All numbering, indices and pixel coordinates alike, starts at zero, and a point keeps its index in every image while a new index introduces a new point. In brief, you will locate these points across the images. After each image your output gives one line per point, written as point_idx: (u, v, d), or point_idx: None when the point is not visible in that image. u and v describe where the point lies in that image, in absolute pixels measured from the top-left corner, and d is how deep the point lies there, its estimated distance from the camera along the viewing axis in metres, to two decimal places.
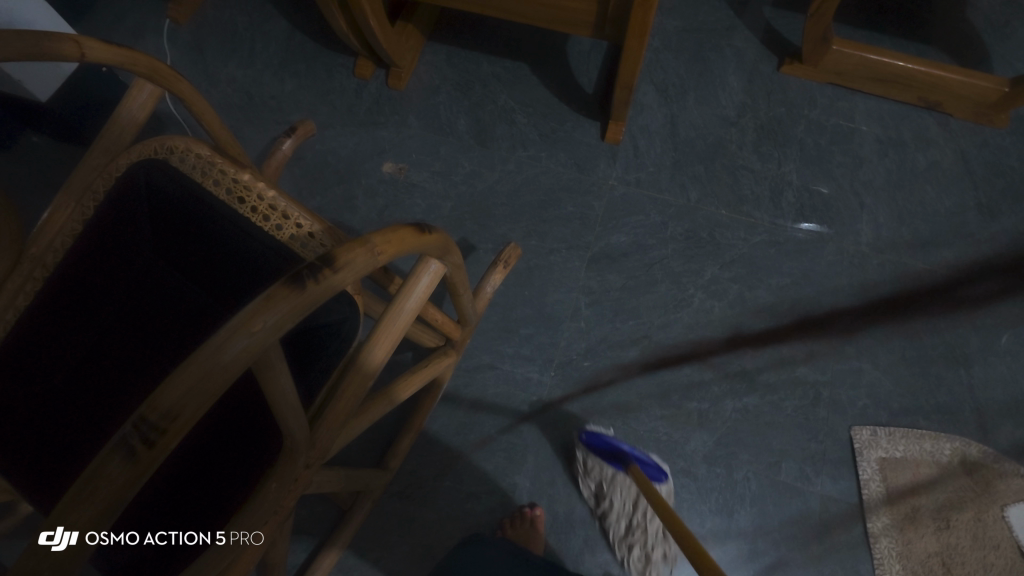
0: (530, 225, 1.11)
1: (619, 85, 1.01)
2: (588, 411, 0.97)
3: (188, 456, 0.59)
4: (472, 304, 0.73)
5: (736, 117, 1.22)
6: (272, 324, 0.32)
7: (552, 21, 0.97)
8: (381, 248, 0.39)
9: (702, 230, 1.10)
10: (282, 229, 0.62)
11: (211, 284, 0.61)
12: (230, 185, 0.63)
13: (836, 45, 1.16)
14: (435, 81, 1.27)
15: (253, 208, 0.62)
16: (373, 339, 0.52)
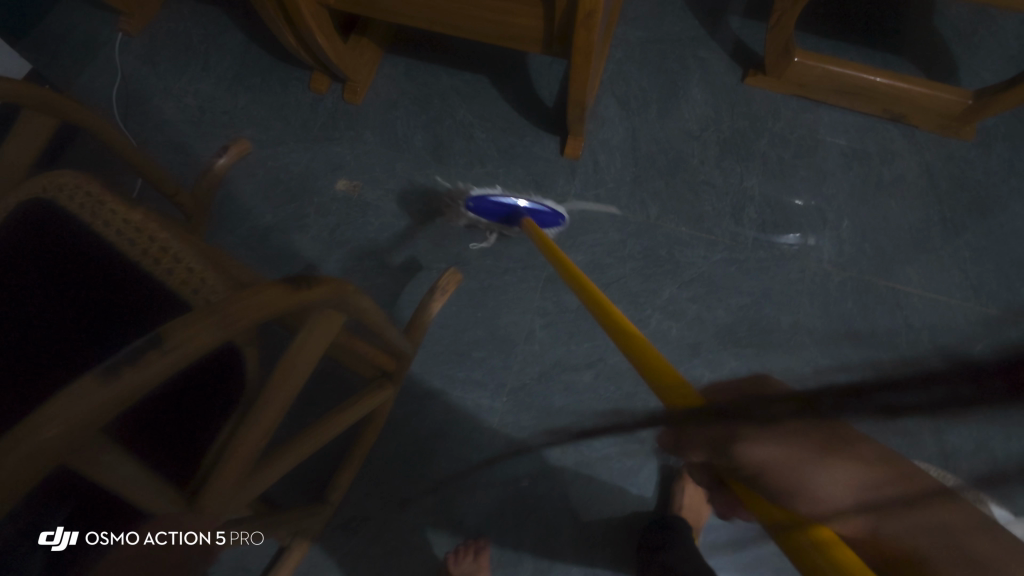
0: (485, 243, 1.08)
1: (571, 105, 0.98)
2: (541, 437, 0.95)
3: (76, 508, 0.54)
4: (399, 335, 0.70)
5: (699, 130, 1.19)
6: (69, 426, 0.30)
7: (500, 38, 0.94)
8: (226, 323, 0.35)
9: (661, 248, 1.07)
10: (177, 271, 0.59)
11: (99, 331, 0.57)
12: (117, 225, 0.60)
13: (798, 57, 1.13)
14: (393, 95, 1.24)
15: (144, 248, 0.59)
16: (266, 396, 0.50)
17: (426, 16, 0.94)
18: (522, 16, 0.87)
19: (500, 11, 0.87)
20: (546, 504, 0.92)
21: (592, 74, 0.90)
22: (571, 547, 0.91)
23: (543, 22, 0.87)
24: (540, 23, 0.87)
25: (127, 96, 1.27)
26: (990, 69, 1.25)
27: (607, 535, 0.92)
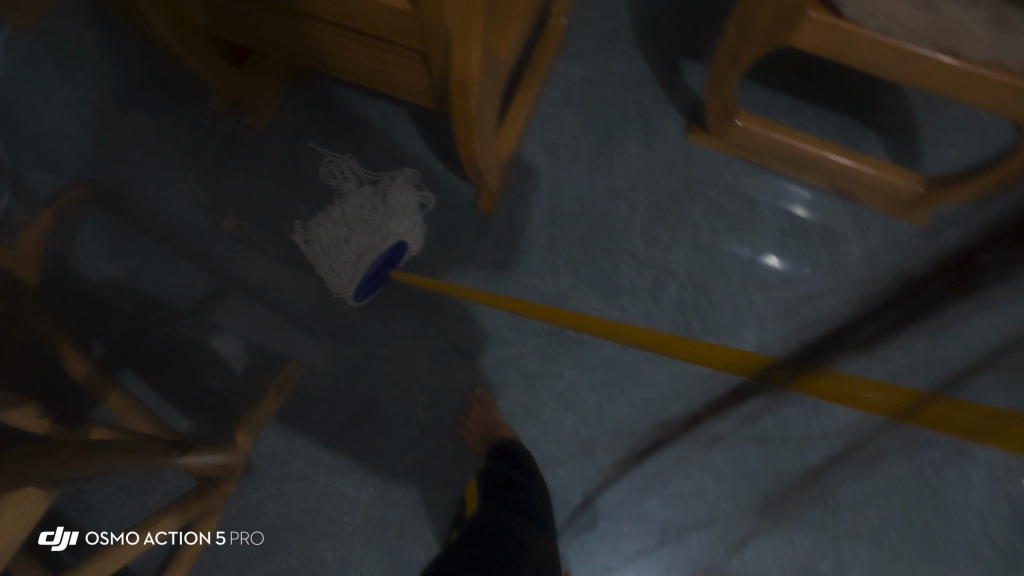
0: (373, 308, 0.98)
1: (468, 161, 0.88)
2: (404, 536, 0.86)
3: None
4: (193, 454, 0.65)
5: (629, 190, 1.08)
6: None
7: (389, 85, 0.83)
8: None
9: (567, 326, 0.98)
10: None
11: None
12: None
13: (740, 120, 1.01)
14: (297, 123, 1.11)
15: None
16: None
17: (305, 50, 0.83)
18: (404, 67, 0.77)
19: (379, 59, 0.77)
20: None
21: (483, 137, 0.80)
22: None
23: (428, 76, 0.77)
24: (423, 76, 0.77)
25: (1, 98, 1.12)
26: (955, 144, 1.14)
27: None
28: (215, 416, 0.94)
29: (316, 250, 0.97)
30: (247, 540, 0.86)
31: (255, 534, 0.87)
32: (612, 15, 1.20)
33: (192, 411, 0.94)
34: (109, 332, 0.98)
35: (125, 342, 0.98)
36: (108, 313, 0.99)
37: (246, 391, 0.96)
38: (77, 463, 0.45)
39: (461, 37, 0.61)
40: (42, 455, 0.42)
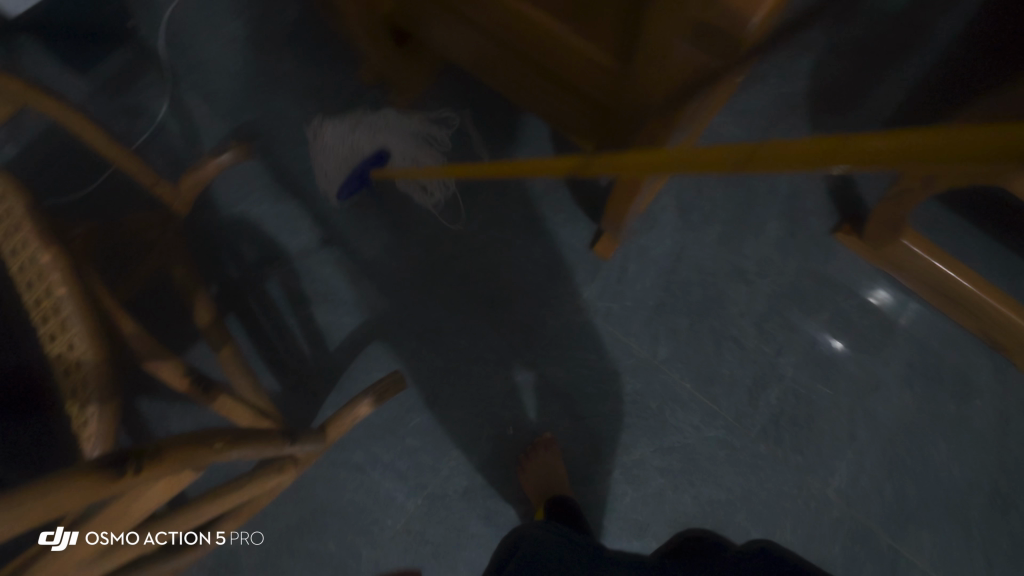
0: (466, 322, 0.97)
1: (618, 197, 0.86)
2: (439, 558, 0.87)
3: None
4: (302, 439, 0.67)
5: (754, 275, 1.01)
6: None
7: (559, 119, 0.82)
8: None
9: (651, 401, 0.94)
10: (55, 331, 0.50)
11: None
12: (14, 247, 0.52)
13: (906, 238, 0.91)
14: (436, 114, 1.09)
15: (31, 284, 0.51)
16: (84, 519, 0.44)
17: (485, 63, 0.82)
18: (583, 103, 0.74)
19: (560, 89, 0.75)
20: None
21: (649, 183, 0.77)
22: None
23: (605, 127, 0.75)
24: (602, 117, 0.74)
25: (173, 22, 1.16)
26: None
27: None
28: (291, 383, 0.97)
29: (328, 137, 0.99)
30: (247, 539, 0.88)
31: (254, 533, 0.89)
32: (790, 78, 1.09)
33: (271, 374, 0.97)
34: (215, 274, 1.01)
35: (228, 287, 1.00)
36: (218, 255, 1.02)
37: (325, 368, 0.97)
38: (231, 450, 0.48)
39: (664, 110, 0.57)
40: (211, 441, 0.45)
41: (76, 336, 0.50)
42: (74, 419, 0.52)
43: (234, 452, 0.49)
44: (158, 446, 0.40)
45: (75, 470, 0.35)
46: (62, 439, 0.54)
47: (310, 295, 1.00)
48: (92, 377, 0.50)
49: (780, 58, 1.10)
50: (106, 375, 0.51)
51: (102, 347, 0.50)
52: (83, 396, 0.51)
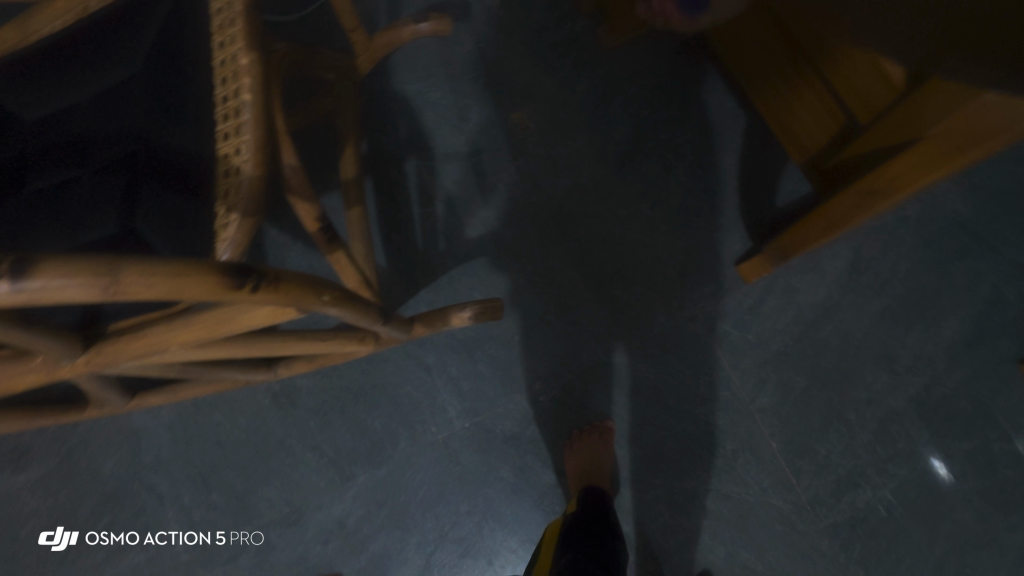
0: (579, 284, 0.93)
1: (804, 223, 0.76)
2: (464, 483, 0.86)
3: (50, 231, 0.51)
4: (395, 324, 0.65)
5: (904, 369, 0.88)
6: None
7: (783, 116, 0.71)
8: (129, 292, 0.30)
9: (726, 444, 0.87)
10: (230, 131, 0.52)
11: (157, 122, 0.55)
12: (224, 40, 0.54)
13: None
14: (636, 63, 1.01)
15: (226, 79, 0.53)
16: (198, 315, 0.45)
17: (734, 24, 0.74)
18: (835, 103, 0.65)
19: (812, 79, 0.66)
20: (410, 542, 0.85)
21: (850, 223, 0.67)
22: None
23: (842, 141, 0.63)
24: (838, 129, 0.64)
25: None
26: None
27: None
28: (394, 266, 0.97)
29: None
30: (246, 540, 0.86)
31: (255, 534, 0.86)
32: None
33: (380, 249, 0.97)
34: (367, 138, 1.01)
35: (373, 154, 1.01)
36: (376, 122, 1.02)
37: (428, 267, 0.97)
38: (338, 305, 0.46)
39: None
40: (326, 290, 0.43)
41: (245, 143, 0.51)
42: (218, 217, 0.52)
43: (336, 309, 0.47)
44: (279, 272, 0.37)
45: (208, 267, 0.33)
46: (204, 227, 0.52)
47: (444, 192, 0.99)
48: (246, 185, 0.51)
49: None
50: (257, 187, 0.50)
51: (263, 161, 0.51)
52: (231, 199, 0.51)
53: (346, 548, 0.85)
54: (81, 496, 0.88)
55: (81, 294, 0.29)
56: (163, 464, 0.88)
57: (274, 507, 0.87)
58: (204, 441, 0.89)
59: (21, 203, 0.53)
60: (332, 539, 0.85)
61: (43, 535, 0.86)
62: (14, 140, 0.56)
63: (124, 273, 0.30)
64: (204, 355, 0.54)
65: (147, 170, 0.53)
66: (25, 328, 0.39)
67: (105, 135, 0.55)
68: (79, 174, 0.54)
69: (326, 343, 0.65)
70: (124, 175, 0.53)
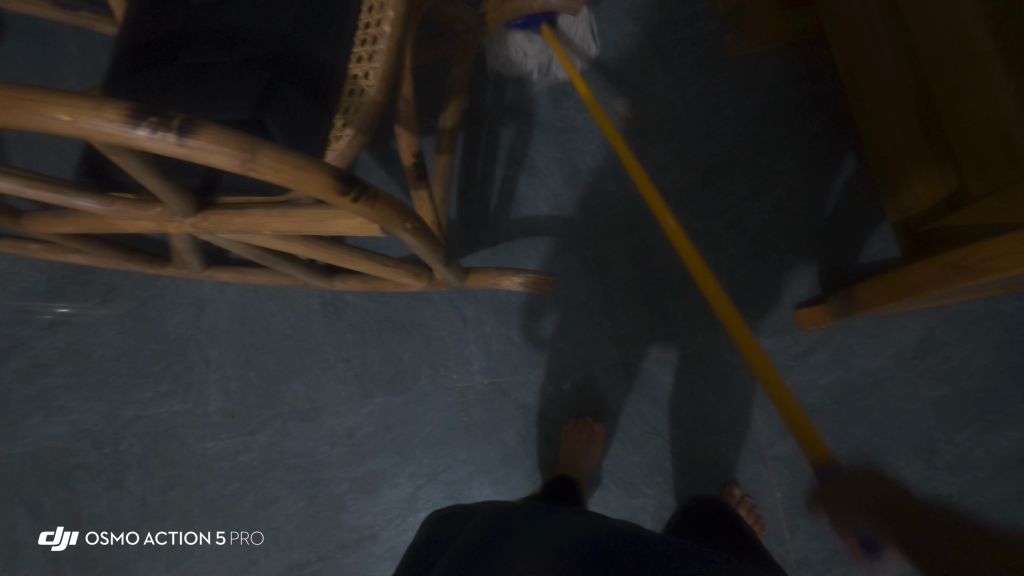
0: (631, 283, 0.93)
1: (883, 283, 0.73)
2: (468, 433, 0.91)
3: (192, 107, 0.57)
4: (453, 270, 0.69)
5: (941, 463, 0.83)
6: (82, 128, 0.31)
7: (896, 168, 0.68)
8: (257, 170, 0.34)
9: (730, 479, 0.86)
10: (364, 56, 0.59)
11: (303, 33, 0.60)
12: None
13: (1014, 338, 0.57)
14: (756, 82, 0.98)
15: (373, 10, 0.60)
16: (295, 209, 0.50)
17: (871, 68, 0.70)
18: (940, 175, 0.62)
19: (933, 140, 0.63)
20: (404, 470, 0.90)
21: (929, 296, 0.63)
22: (382, 514, 0.89)
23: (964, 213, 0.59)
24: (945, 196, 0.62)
25: None
26: None
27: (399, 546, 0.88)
28: (460, 218, 1.00)
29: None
30: (246, 540, 0.91)
31: (255, 535, 0.91)
32: None
33: (452, 198, 1.01)
34: (471, 91, 1.04)
35: (471, 107, 1.03)
36: (482, 75, 1.04)
37: (492, 227, 0.99)
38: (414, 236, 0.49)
39: None
40: (409, 219, 0.46)
41: (375, 71, 0.57)
42: (332, 127, 0.59)
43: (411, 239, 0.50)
44: (379, 192, 0.41)
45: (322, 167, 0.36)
46: (319, 135, 0.57)
47: (528, 159, 1.01)
48: (365, 107, 0.57)
49: None
50: (374, 111, 0.57)
51: (383, 87, 0.56)
52: (347, 116, 0.58)
53: (346, 457, 0.92)
54: (144, 339, 0.99)
55: (222, 161, 0.33)
56: (216, 333, 0.98)
57: (297, 402, 0.94)
58: (254, 325, 0.98)
59: (173, 72, 0.60)
60: (340, 445, 0.92)
61: (44, 536, 0.94)
62: (181, 22, 0.62)
63: (261, 156, 0.34)
64: (281, 244, 0.60)
65: (286, 71, 0.58)
66: (160, 177, 0.44)
67: (258, 31, 0.60)
68: (226, 59, 0.59)
69: (388, 267, 0.69)
70: (266, 72, 0.58)
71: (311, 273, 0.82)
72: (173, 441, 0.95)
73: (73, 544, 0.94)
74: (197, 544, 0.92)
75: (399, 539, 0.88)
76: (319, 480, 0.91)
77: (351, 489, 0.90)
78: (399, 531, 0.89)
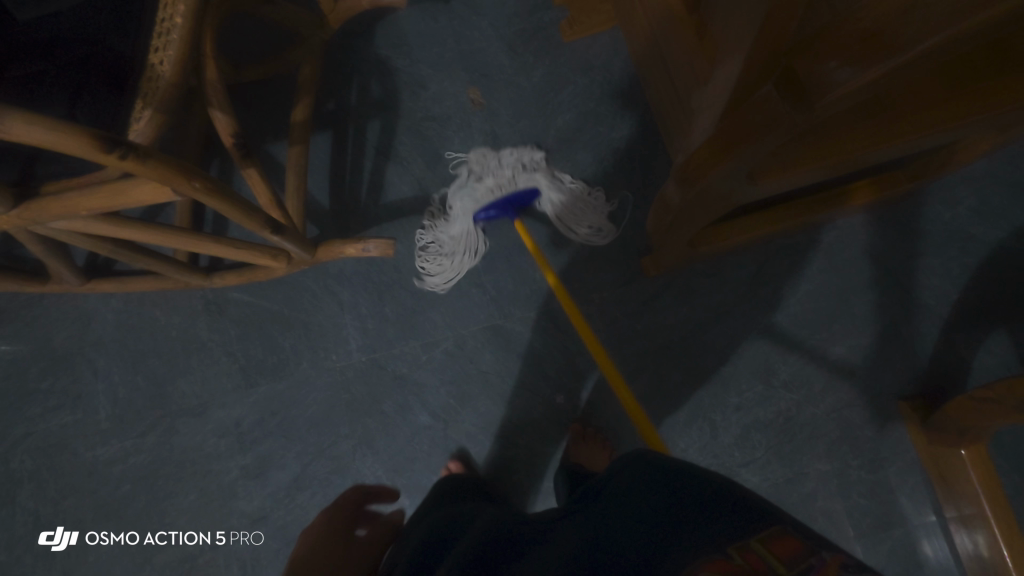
0: (492, 252, 1.00)
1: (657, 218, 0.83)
2: (349, 408, 0.95)
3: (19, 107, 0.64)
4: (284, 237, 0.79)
5: (779, 381, 0.90)
6: None
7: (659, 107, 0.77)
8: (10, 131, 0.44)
9: (595, 421, 0.92)
10: (159, 46, 0.61)
11: (112, 34, 0.68)
12: None
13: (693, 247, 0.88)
14: (593, 61, 1.07)
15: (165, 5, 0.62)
16: (93, 187, 0.57)
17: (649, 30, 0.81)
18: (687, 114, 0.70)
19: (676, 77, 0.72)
20: (292, 452, 0.94)
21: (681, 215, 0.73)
22: (272, 495, 0.92)
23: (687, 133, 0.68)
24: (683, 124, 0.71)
25: None
26: None
27: (289, 524, 0.91)
28: (333, 209, 1.06)
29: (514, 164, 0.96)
30: (246, 540, 0.91)
31: (255, 534, 0.91)
32: (975, 222, 0.90)
33: (324, 192, 1.07)
34: (337, 93, 1.11)
35: (338, 108, 1.10)
36: (345, 80, 1.12)
37: (363, 216, 1.05)
38: (206, 192, 0.61)
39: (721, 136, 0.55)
40: (192, 175, 0.58)
41: (167, 57, 0.60)
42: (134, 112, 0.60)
43: (207, 197, 0.62)
44: (147, 150, 0.52)
45: (73, 130, 0.47)
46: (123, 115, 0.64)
47: (394, 148, 1.07)
48: (163, 90, 0.59)
49: (993, 198, 0.90)
50: (172, 94, 0.59)
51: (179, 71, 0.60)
52: (148, 99, 0.60)
53: (233, 445, 0.95)
54: (33, 357, 1.02)
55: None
56: (103, 344, 1.01)
57: (186, 399, 0.98)
58: (142, 331, 1.01)
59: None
60: (228, 436, 0.95)
61: (44, 534, 0.94)
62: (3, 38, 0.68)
63: (8, 120, 0.43)
64: (100, 228, 0.65)
65: (98, 69, 0.65)
66: None
67: (71, 41, 0.67)
68: (46, 67, 0.65)
69: (242, 253, 0.81)
70: (78, 73, 0.65)
71: (170, 270, 0.87)
72: (66, 452, 0.97)
73: (73, 544, 0.93)
74: (197, 544, 0.91)
75: (289, 517, 0.92)
76: (210, 470, 0.94)
77: (241, 476, 0.94)
78: (286, 510, 0.92)
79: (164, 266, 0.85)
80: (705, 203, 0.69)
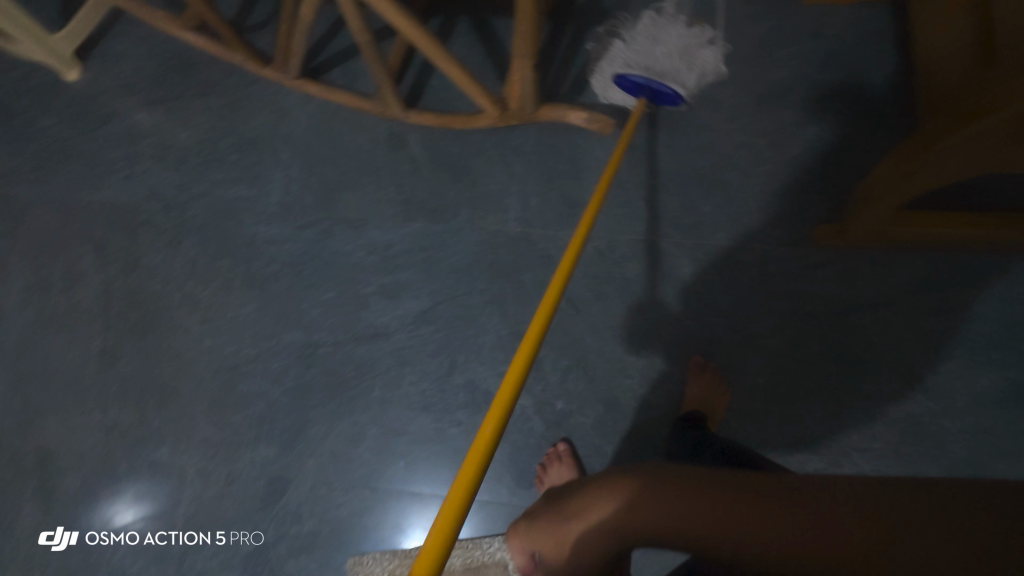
0: (668, 173, 1.01)
1: (871, 184, 0.85)
2: (490, 268, 0.99)
3: None
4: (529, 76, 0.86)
5: (917, 385, 0.88)
6: None
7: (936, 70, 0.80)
8: None
9: (718, 360, 0.92)
10: None
11: None
12: None
13: (890, 230, 0.87)
14: (828, 29, 1.05)
15: None
16: None
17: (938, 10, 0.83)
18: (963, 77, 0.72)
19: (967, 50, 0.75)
20: (427, 288, 0.99)
21: (915, 176, 0.75)
22: (398, 322, 0.98)
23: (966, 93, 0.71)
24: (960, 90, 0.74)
25: None
26: None
27: (405, 350, 0.97)
28: None
29: (649, 15, 0.91)
30: (246, 540, 0.92)
31: (254, 535, 0.93)
32: None
33: None
34: None
35: None
36: None
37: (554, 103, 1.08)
38: None
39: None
40: None
41: None
42: None
43: None
44: None
45: None
46: None
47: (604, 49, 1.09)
48: None
49: None
50: None
51: None
52: None
53: (376, 265, 1.01)
54: (227, 131, 1.11)
55: None
56: (291, 139, 1.10)
57: (346, 213, 1.05)
58: (326, 141, 1.09)
59: None
60: (376, 254, 1.02)
61: (44, 536, 0.95)
62: None
63: None
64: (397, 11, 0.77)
65: None
66: None
67: None
68: None
69: (472, 83, 0.89)
70: None
71: (391, 95, 0.96)
72: (233, 220, 1.06)
73: (73, 544, 0.94)
74: (197, 545, 0.93)
75: (408, 343, 0.97)
76: (349, 280, 1.01)
77: (375, 294, 1.00)
78: (407, 335, 0.98)
79: (389, 88, 0.95)
80: (951, 162, 0.71)
